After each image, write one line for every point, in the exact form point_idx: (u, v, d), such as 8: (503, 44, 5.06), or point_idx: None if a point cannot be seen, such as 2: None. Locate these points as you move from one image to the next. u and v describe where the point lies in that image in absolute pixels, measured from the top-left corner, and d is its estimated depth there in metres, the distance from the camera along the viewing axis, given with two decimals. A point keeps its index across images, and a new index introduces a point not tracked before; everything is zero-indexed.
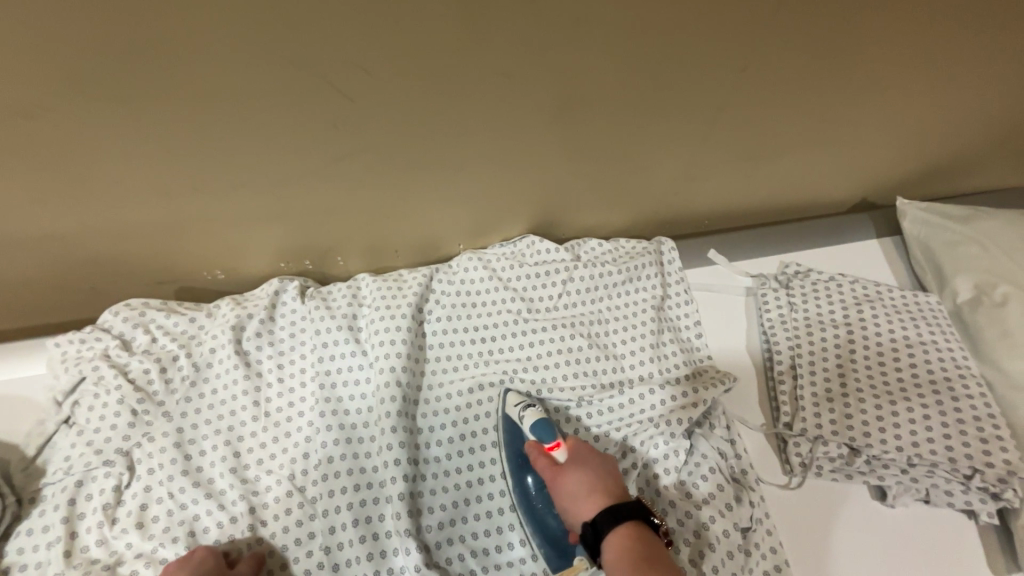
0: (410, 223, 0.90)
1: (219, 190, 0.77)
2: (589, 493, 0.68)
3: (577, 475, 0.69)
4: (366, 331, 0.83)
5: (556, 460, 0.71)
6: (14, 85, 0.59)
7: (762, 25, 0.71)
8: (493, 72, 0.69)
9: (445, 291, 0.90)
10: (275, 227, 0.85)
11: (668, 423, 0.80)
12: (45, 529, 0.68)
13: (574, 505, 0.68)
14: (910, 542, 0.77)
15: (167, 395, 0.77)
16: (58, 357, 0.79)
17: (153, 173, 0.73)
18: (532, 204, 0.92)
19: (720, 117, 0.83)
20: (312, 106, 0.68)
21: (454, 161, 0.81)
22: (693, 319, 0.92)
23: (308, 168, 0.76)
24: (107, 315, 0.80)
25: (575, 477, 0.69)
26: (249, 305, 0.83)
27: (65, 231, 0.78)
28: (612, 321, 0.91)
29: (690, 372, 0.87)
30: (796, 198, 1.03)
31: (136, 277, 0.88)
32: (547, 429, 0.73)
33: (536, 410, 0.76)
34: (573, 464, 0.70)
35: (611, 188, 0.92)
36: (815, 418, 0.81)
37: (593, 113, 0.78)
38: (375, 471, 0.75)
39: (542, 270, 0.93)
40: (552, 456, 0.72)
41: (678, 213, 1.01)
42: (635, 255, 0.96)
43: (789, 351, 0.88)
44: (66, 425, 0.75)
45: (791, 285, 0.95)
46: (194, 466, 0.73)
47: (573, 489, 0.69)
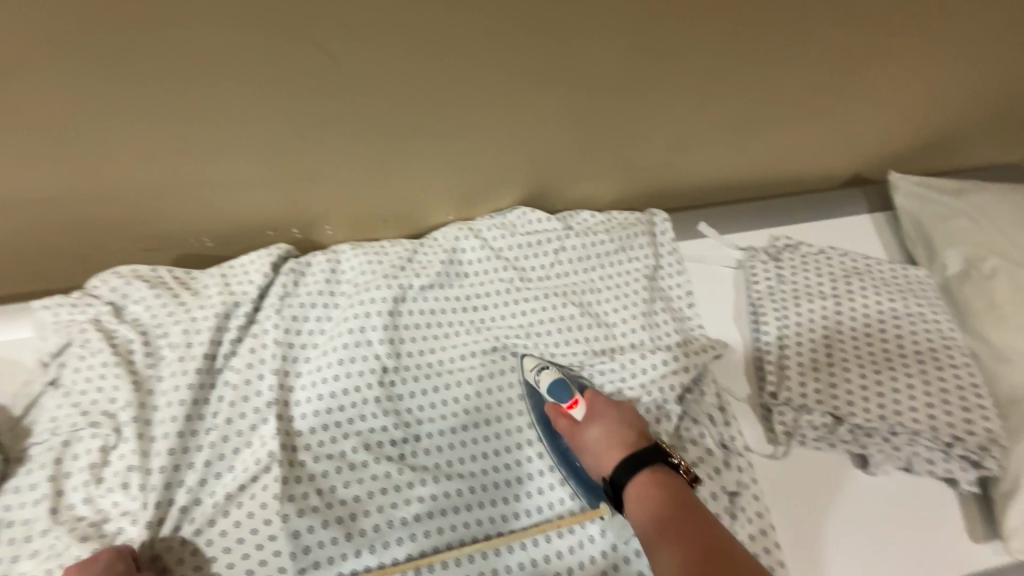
0: (398, 192, 0.89)
1: (204, 153, 0.76)
2: (609, 445, 0.71)
3: (596, 429, 0.73)
4: (356, 298, 0.83)
5: (574, 418, 0.75)
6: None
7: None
8: (481, 34, 0.68)
9: (433, 258, 0.89)
10: (262, 193, 0.84)
11: (660, 388, 0.80)
12: (32, 487, 0.68)
13: (596, 458, 0.72)
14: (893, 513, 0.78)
15: (149, 371, 0.76)
16: (46, 319, 0.79)
17: (137, 134, 0.72)
18: (523, 175, 0.91)
19: (713, 86, 0.82)
20: (296, 66, 0.67)
21: (442, 129, 0.80)
22: (684, 289, 0.92)
23: (294, 131, 0.75)
24: (96, 279, 0.80)
25: (595, 432, 0.73)
26: (236, 288, 0.82)
27: (50, 193, 0.77)
28: (604, 290, 0.91)
29: (679, 342, 0.87)
30: (789, 171, 1.02)
31: (124, 242, 0.88)
32: (562, 390, 0.76)
33: (552, 371, 0.78)
34: (591, 418, 0.74)
35: (603, 160, 0.91)
36: (800, 388, 0.81)
37: (583, 79, 0.77)
38: (357, 435, 0.76)
39: (534, 240, 0.93)
40: (570, 414, 0.75)
41: (670, 186, 1.00)
42: (628, 225, 0.95)
43: (777, 322, 0.87)
44: (53, 387, 0.75)
45: (781, 258, 0.95)
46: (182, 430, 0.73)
47: (592, 442, 0.72)
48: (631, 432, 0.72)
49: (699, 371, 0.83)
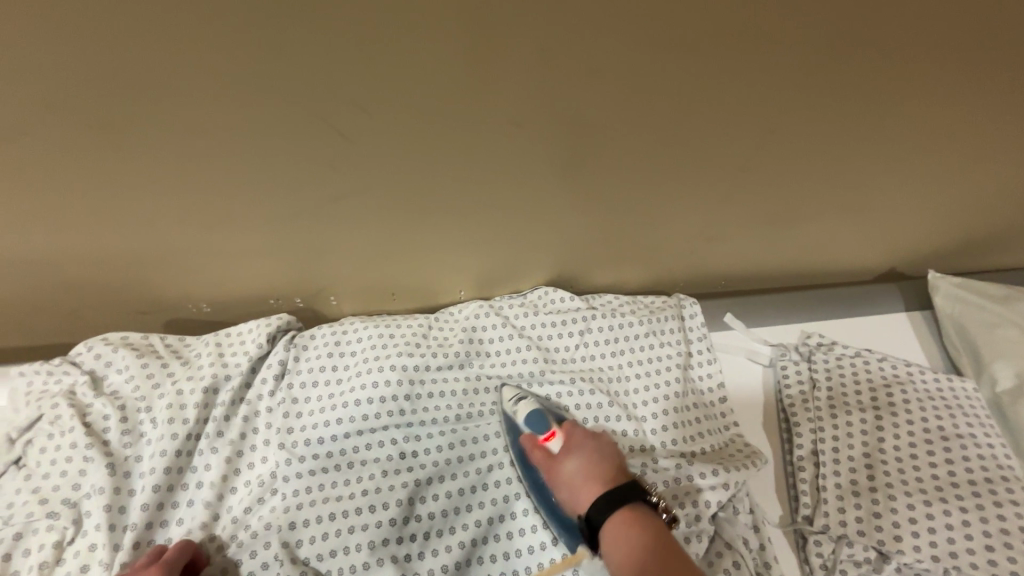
0: (408, 266, 0.85)
1: (207, 222, 0.72)
2: (587, 480, 0.65)
3: (573, 462, 0.67)
4: (360, 376, 0.77)
5: (552, 451, 0.69)
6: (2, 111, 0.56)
7: (794, 89, 0.65)
8: (504, 121, 0.65)
9: (448, 337, 0.84)
10: (265, 263, 0.80)
11: (688, 504, 0.72)
12: None
13: (576, 495, 0.65)
14: None
15: (123, 448, 0.69)
16: (21, 389, 0.73)
17: (140, 202, 0.68)
18: (540, 255, 0.87)
19: (744, 179, 0.78)
20: (308, 143, 0.64)
21: (459, 209, 0.76)
22: (716, 380, 0.86)
23: (303, 206, 0.72)
24: (80, 347, 0.74)
25: (572, 465, 0.66)
26: (230, 356, 0.77)
27: (42, 256, 0.73)
28: (632, 379, 0.84)
29: (715, 444, 0.80)
30: (820, 264, 0.97)
31: (118, 305, 0.84)
32: (541, 420, 0.71)
33: (530, 402, 0.74)
34: (566, 450, 0.68)
35: (624, 244, 0.87)
36: (840, 514, 0.73)
37: (607, 167, 0.74)
38: (353, 531, 0.68)
39: (560, 319, 0.87)
40: (547, 446, 0.70)
41: (694, 273, 0.95)
42: (658, 308, 0.90)
43: (810, 435, 0.80)
44: (15, 466, 0.69)
45: (813, 358, 0.88)
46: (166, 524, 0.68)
47: (575, 477, 0.66)
48: (611, 466, 0.66)
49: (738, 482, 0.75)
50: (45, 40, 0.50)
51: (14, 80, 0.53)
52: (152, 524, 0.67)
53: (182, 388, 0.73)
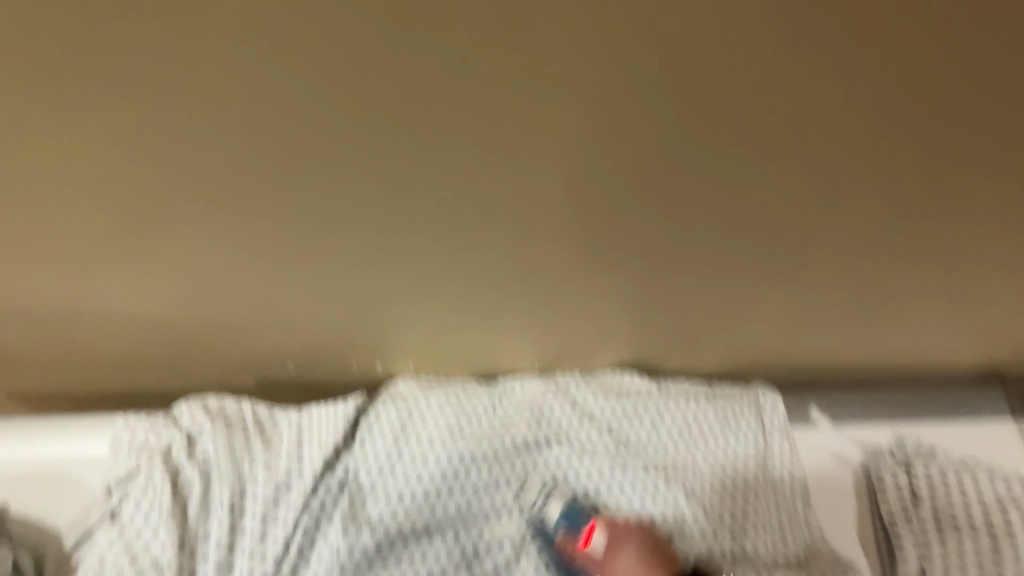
0: (486, 339, 0.86)
1: (312, 289, 0.76)
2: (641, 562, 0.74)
3: (625, 555, 0.75)
4: (433, 456, 0.79)
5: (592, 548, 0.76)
6: (158, 187, 0.62)
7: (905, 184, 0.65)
8: (604, 214, 0.67)
9: (519, 417, 0.83)
10: (356, 328, 0.83)
11: None
12: None
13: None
14: None
15: (209, 520, 0.73)
16: (123, 440, 0.75)
17: (255, 271, 0.73)
18: (619, 337, 0.86)
19: (841, 271, 0.77)
20: (419, 225, 0.67)
21: (548, 287, 0.77)
22: (794, 485, 0.83)
23: (404, 280, 0.75)
24: (181, 406, 0.77)
25: (625, 560, 0.74)
26: (309, 433, 0.78)
27: (158, 309, 0.78)
28: (707, 477, 0.82)
29: (787, 553, 0.80)
30: (914, 360, 0.92)
31: (211, 359, 0.87)
32: (578, 517, 0.77)
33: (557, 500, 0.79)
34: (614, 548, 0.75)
35: (708, 329, 0.86)
36: None
37: (702, 255, 0.74)
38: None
39: (632, 408, 0.85)
40: (591, 545, 0.76)
41: (776, 361, 0.92)
42: (735, 398, 0.86)
43: (915, 554, 0.80)
44: (109, 519, 0.72)
45: (913, 467, 0.84)
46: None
47: (626, 566, 0.74)
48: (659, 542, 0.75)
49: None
50: (212, 118, 0.55)
51: (179, 160, 0.59)
52: None
53: (255, 476, 0.75)
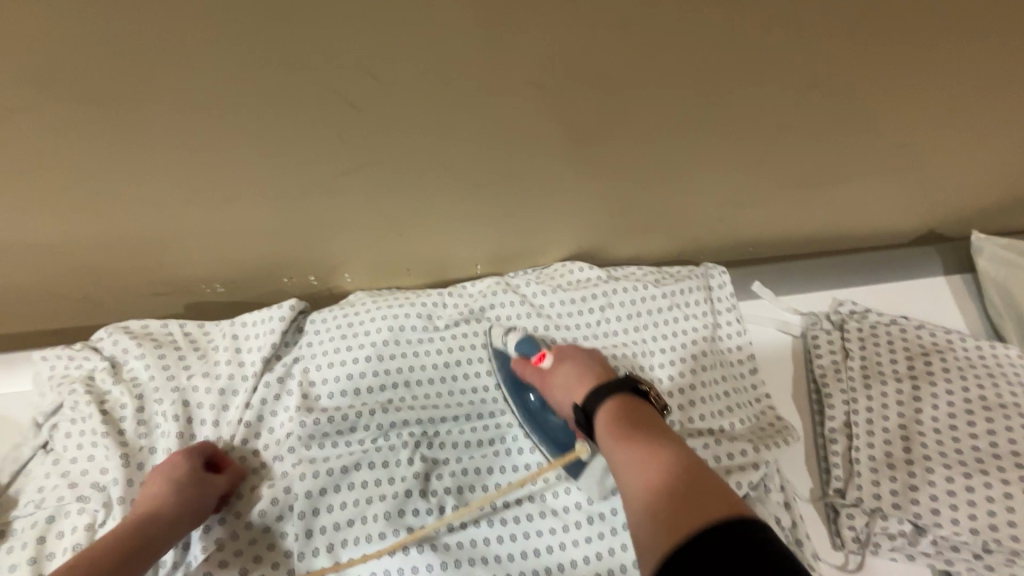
0: (419, 240, 0.82)
1: (215, 203, 0.69)
2: (580, 381, 0.68)
3: (565, 366, 0.70)
4: (379, 341, 0.77)
5: (543, 367, 0.72)
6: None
7: (847, 22, 0.58)
8: (525, 84, 0.60)
9: (465, 307, 0.82)
10: (277, 242, 0.78)
11: (725, 485, 0.69)
12: (11, 569, 0.62)
13: (567, 394, 0.68)
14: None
15: (146, 433, 0.70)
16: (44, 373, 0.73)
17: (145, 188, 0.65)
18: (558, 227, 0.83)
19: (781, 138, 0.73)
20: (315, 117, 0.59)
21: (474, 179, 0.73)
22: (746, 354, 0.82)
23: (316, 183, 0.68)
24: (101, 333, 0.75)
25: (563, 371, 0.70)
26: (244, 343, 0.76)
27: (50, 240, 0.71)
28: (658, 350, 0.79)
29: (747, 418, 0.76)
30: (855, 228, 0.92)
31: (130, 287, 0.82)
32: (532, 346, 0.75)
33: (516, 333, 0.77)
34: (556, 363, 0.71)
35: (649, 212, 0.83)
36: (874, 486, 0.71)
37: (635, 130, 0.69)
38: (368, 503, 0.67)
39: (578, 293, 0.82)
40: (540, 365, 0.73)
41: (720, 242, 0.91)
42: (681, 278, 0.85)
43: (842, 407, 0.77)
44: (43, 451, 0.69)
45: (846, 326, 0.84)
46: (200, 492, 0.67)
47: (560, 381, 0.69)
48: (597, 367, 0.70)
49: (770, 464, 0.72)
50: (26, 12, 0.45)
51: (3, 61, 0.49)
52: None
53: (195, 387, 0.72)
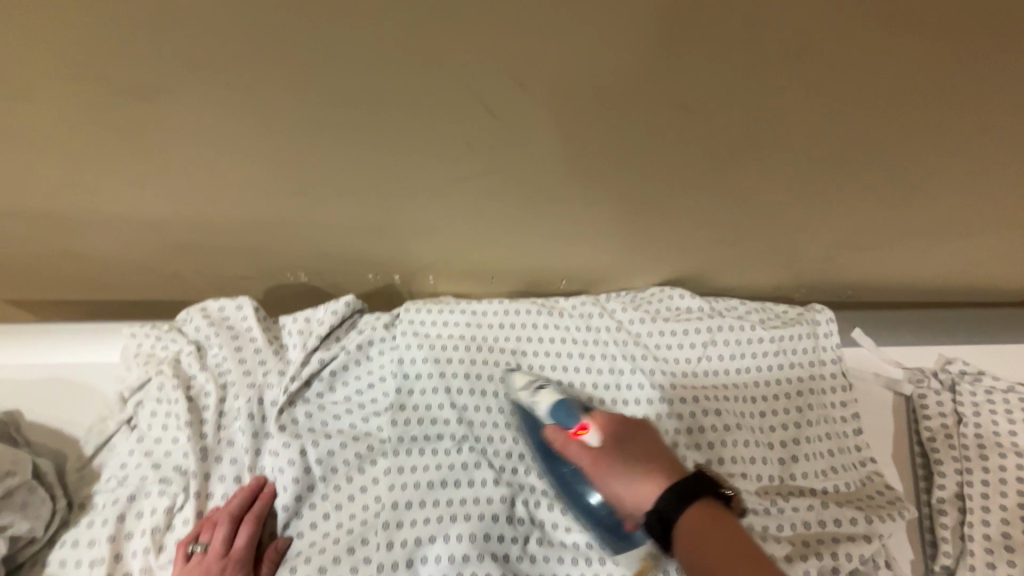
0: (512, 251, 0.79)
1: (323, 194, 0.67)
2: (642, 470, 0.52)
3: (614, 456, 0.53)
4: (469, 351, 0.75)
5: (591, 446, 0.55)
6: (142, 68, 0.51)
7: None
8: (668, 104, 0.56)
9: (554, 325, 0.79)
10: (372, 240, 0.76)
11: (830, 555, 0.65)
12: (91, 544, 0.61)
13: (627, 483, 0.52)
14: None
15: (227, 423, 0.68)
16: (131, 349, 0.72)
17: (258, 171, 0.64)
18: (657, 250, 0.80)
19: (921, 183, 0.68)
20: (447, 120, 0.57)
21: (586, 196, 0.69)
22: (852, 411, 0.76)
23: (428, 187, 0.66)
24: (185, 314, 0.73)
25: (618, 463, 0.53)
26: (329, 341, 0.74)
27: (156, 216, 0.71)
28: (759, 397, 0.76)
29: (852, 483, 0.72)
30: (970, 283, 0.86)
31: (219, 269, 0.82)
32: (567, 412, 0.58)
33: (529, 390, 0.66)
34: (606, 444, 0.54)
35: (755, 245, 0.79)
36: (990, 572, 0.66)
37: (768, 161, 0.65)
38: (450, 522, 0.64)
39: (678, 325, 0.79)
40: (582, 440, 0.56)
41: (821, 281, 0.86)
42: (790, 321, 0.81)
43: (954, 477, 0.72)
44: (127, 427, 0.68)
45: (959, 388, 0.78)
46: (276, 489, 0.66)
47: (618, 476, 0.52)
48: (664, 453, 0.54)
49: (882, 538, 0.67)
50: None
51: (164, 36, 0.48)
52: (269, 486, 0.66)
53: (271, 384, 0.70)
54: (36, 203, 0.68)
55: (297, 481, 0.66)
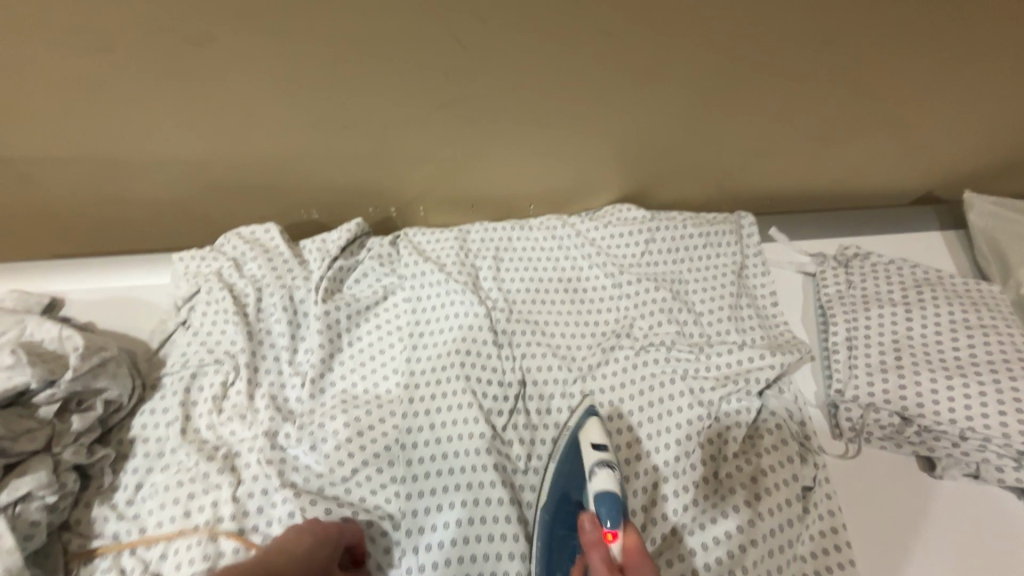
0: (484, 176, 0.97)
1: (333, 129, 0.85)
2: None
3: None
4: (457, 259, 0.93)
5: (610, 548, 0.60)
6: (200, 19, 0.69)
7: None
8: (593, 30, 0.75)
9: (523, 237, 0.97)
10: (371, 173, 0.93)
11: (745, 380, 0.82)
12: (165, 410, 0.78)
13: None
14: (942, 535, 0.78)
15: (263, 318, 0.85)
16: (180, 269, 0.89)
17: (282, 107, 0.81)
18: (604, 168, 0.98)
19: (797, 92, 0.87)
20: (428, 53, 0.75)
21: (541, 119, 0.88)
22: (769, 289, 0.95)
23: (415, 116, 0.84)
24: (224, 238, 0.90)
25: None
26: (344, 256, 0.91)
27: (196, 156, 0.87)
28: (694, 280, 0.94)
29: (768, 336, 0.89)
30: (858, 185, 1.06)
31: (244, 210, 0.98)
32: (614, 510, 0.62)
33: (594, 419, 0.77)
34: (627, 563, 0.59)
35: (682, 159, 0.98)
36: (868, 386, 0.85)
37: (676, 80, 0.84)
38: (448, 382, 0.81)
39: (626, 229, 0.97)
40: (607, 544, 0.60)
41: (741, 191, 1.06)
42: (717, 222, 0.99)
43: (845, 325, 0.91)
44: (183, 327, 0.85)
45: (850, 264, 0.97)
46: (307, 368, 0.82)
47: None
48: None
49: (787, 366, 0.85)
50: None
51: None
52: (305, 366, 0.82)
53: (298, 286, 0.87)
54: (102, 149, 0.84)
55: (326, 357, 0.83)
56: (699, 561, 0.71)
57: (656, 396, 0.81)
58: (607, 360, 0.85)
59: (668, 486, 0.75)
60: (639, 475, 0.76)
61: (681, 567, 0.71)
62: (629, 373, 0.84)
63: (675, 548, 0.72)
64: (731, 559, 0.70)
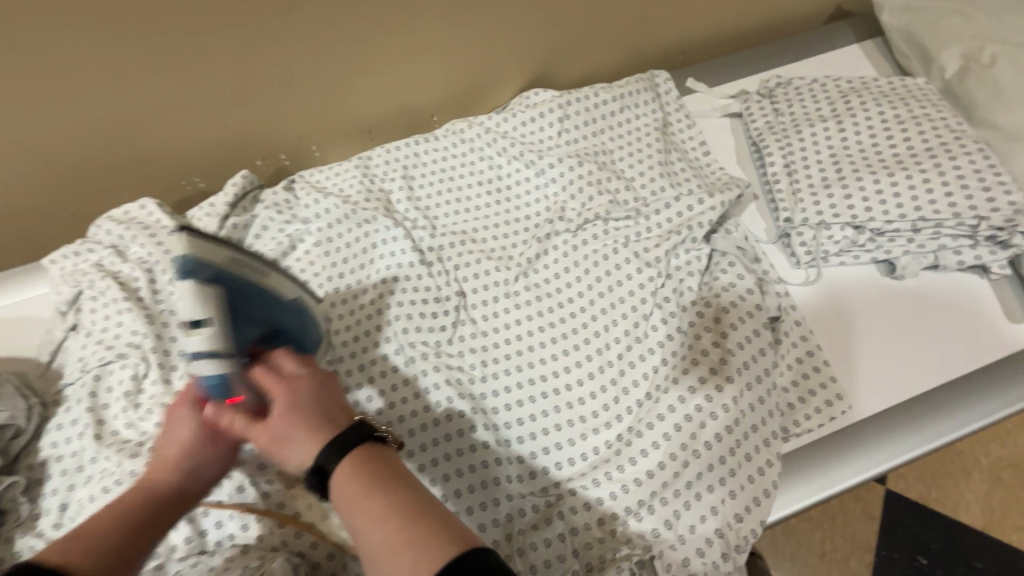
0: (366, 92, 0.87)
1: (178, 73, 0.74)
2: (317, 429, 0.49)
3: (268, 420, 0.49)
4: (362, 188, 0.84)
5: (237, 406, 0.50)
6: None
7: None
8: None
9: (428, 149, 0.89)
10: (242, 116, 0.83)
11: (689, 229, 0.78)
12: (74, 422, 0.69)
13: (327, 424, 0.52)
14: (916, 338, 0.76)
15: (161, 299, 0.76)
16: (55, 272, 0.78)
17: (106, 56, 0.69)
18: (496, 54, 0.89)
19: None
20: None
21: (409, 8, 0.78)
22: (698, 140, 0.89)
23: (265, 33, 0.73)
24: (95, 226, 0.79)
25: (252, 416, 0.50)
26: (239, 213, 0.82)
27: (29, 141, 0.75)
28: (618, 147, 0.87)
29: (705, 182, 0.84)
30: (767, 13, 0.99)
31: (115, 194, 0.87)
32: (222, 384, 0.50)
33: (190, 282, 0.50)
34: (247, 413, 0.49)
35: (576, 22, 0.89)
36: (815, 205, 0.80)
37: None
38: (385, 311, 0.75)
39: (536, 113, 0.89)
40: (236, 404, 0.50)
41: (649, 48, 0.98)
42: (629, 83, 0.92)
43: (781, 152, 0.86)
44: (74, 332, 0.75)
45: (774, 94, 0.92)
46: None
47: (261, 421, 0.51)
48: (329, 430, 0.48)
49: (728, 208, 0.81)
50: None
51: None
52: None
53: None
54: None
55: None
56: (680, 416, 0.66)
57: (603, 270, 0.77)
58: (545, 248, 0.80)
59: (635, 352, 0.71)
60: (608, 346, 0.72)
61: (662, 428, 0.66)
62: (571, 256, 0.79)
63: (655, 409, 0.67)
64: (711, 404, 0.67)
